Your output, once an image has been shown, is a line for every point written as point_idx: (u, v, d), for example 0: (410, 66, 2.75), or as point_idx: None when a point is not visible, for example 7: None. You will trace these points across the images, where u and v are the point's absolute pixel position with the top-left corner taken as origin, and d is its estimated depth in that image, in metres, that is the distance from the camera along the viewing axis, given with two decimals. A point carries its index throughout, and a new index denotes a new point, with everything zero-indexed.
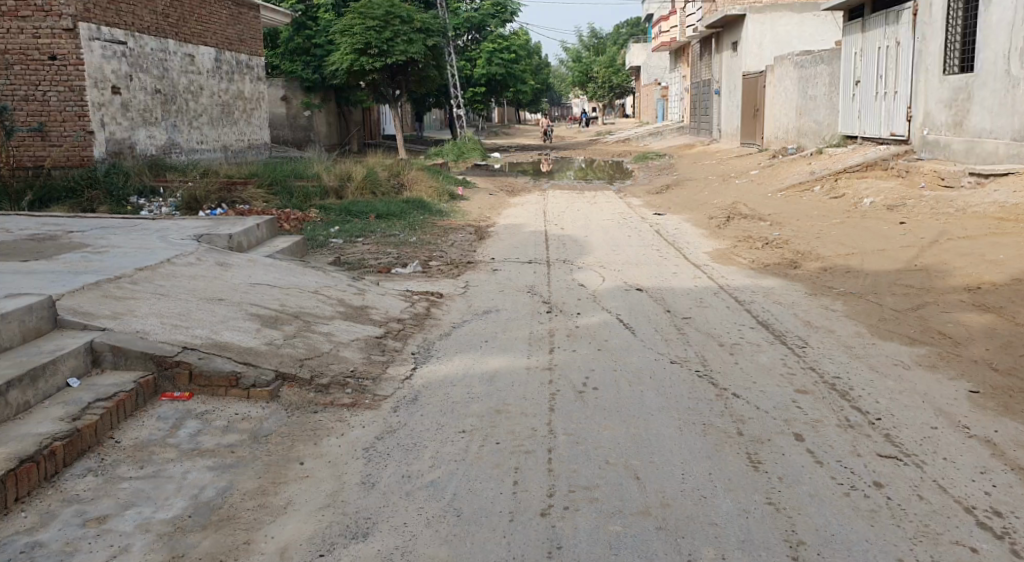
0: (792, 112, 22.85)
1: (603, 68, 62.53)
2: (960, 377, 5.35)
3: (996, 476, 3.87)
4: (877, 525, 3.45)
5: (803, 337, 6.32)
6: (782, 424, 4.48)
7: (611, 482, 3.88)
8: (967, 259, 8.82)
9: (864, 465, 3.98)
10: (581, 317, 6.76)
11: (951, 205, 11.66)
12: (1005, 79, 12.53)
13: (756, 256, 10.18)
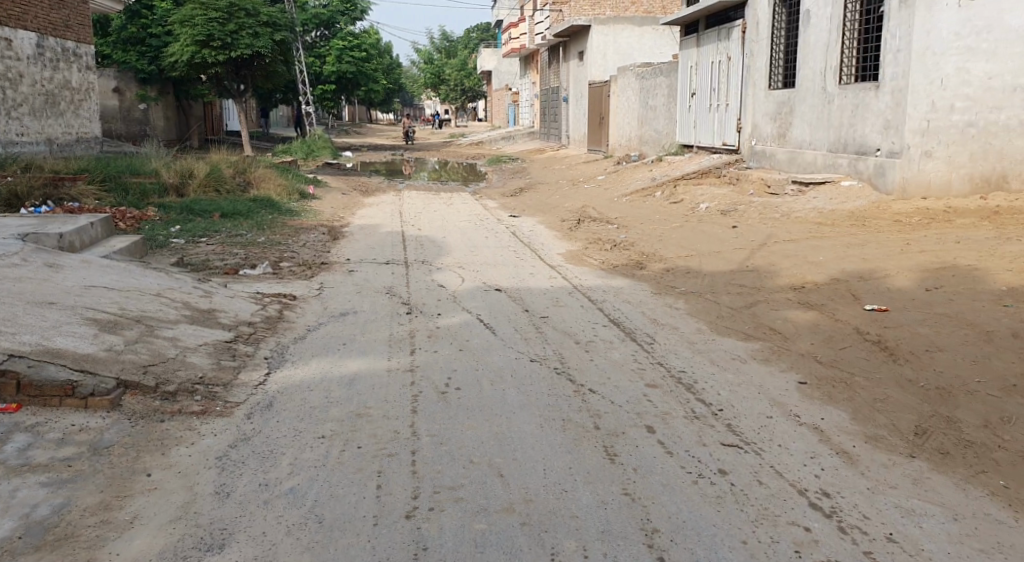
0: (635, 120, 23.87)
1: (453, 72, 62.91)
2: (790, 370, 5.79)
3: (823, 460, 4.22)
4: (723, 511, 3.66)
5: (651, 334, 6.62)
6: (636, 417, 4.68)
7: (475, 481, 3.92)
8: (793, 261, 9.54)
9: (710, 454, 4.23)
10: (440, 318, 6.78)
11: (777, 210, 12.57)
12: (821, 95, 13.62)
13: (605, 257, 10.57)
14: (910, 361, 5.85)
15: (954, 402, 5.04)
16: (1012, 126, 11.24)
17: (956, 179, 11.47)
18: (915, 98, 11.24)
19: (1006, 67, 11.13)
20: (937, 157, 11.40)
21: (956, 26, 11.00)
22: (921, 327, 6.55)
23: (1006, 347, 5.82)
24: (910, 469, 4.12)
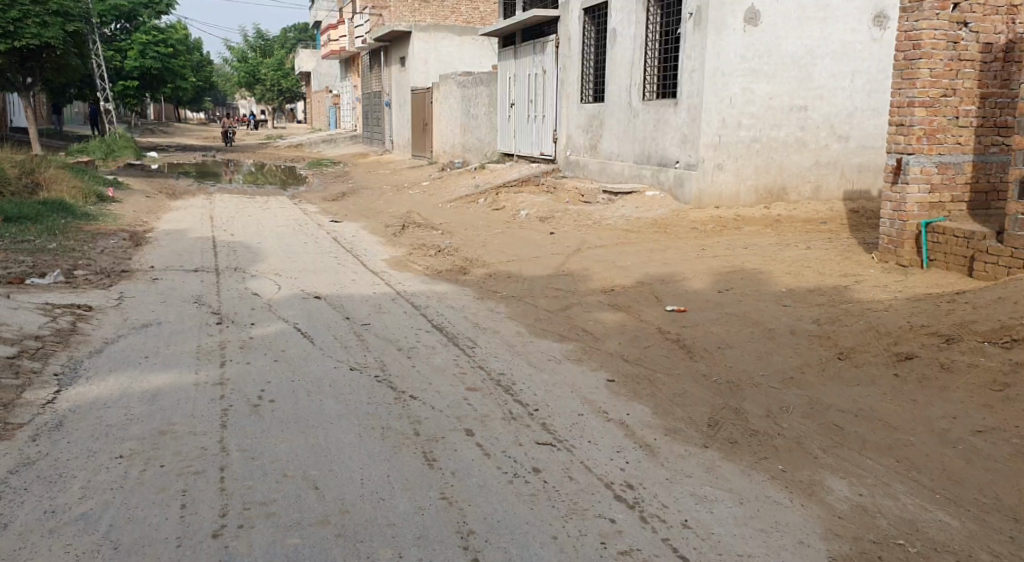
0: (457, 127, 24.16)
1: (270, 71, 60.91)
2: (600, 369, 6.08)
3: (629, 454, 4.47)
4: (536, 508, 3.79)
5: (472, 338, 6.74)
6: (455, 421, 4.75)
7: (289, 495, 3.83)
8: (604, 265, 10.02)
9: (525, 453, 4.37)
10: (254, 328, 6.56)
11: (591, 217, 13.13)
12: (628, 109, 14.38)
13: (428, 263, 10.62)
14: (705, 358, 6.32)
15: (742, 394, 5.49)
16: (790, 142, 12.49)
17: (744, 190, 12.52)
18: (709, 116, 12.08)
19: (784, 89, 12.31)
20: (728, 169, 12.37)
21: (741, 50, 12.00)
22: (714, 327, 7.09)
23: (785, 343, 6.41)
24: (705, 459, 4.45)
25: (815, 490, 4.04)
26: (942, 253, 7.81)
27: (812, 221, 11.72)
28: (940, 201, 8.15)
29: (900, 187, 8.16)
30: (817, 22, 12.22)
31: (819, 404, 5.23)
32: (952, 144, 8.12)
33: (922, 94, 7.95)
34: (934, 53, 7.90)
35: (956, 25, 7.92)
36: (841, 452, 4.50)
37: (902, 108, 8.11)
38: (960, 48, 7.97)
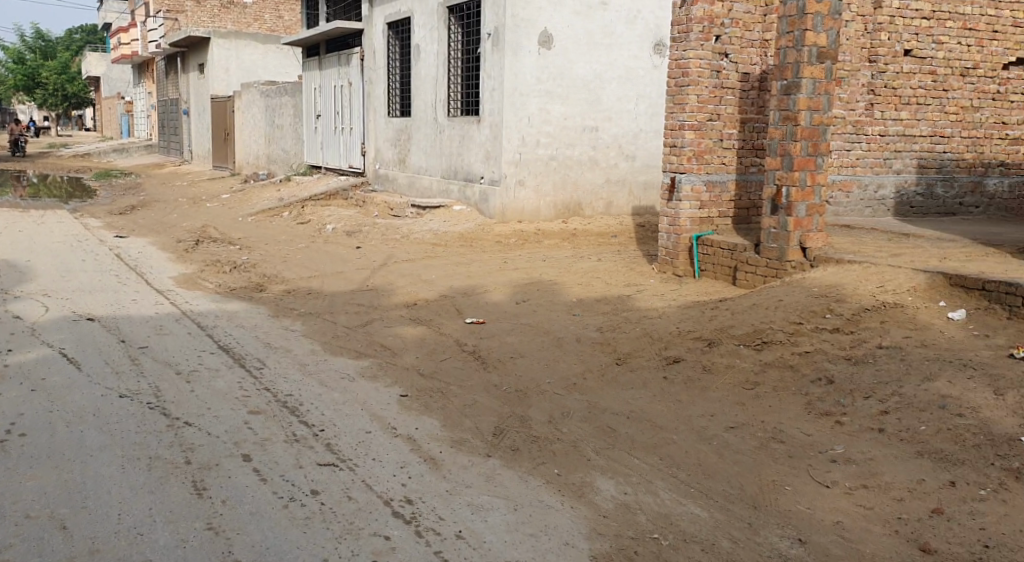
0: (261, 138, 23.37)
1: (53, 74, 56.06)
2: (392, 384, 6.07)
3: (412, 468, 4.49)
4: (309, 531, 3.72)
5: (261, 358, 6.52)
6: (231, 447, 4.58)
7: (31, 538, 3.54)
8: (408, 280, 10.02)
9: (304, 476, 4.28)
10: (12, 355, 6.00)
11: (397, 231, 13.10)
12: (433, 125, 14.53)
13: (222, 280, 10.16)
14: (496, 368, 6.47)
15: (528, 402, 5.68)
16: (583, 160, 13.09)
17: (544, 205, 12.96)
18: (509, 133, 12.46)
19: (577, 110, 12.91)
20: (527, 185, 12.78)
21: (536, 71, 12.47)
22: (509, 337, 7.29)
23: (571, 350, 6.71)
24: (486, 468, 4.56)
25: (585, 491, 4.25)
26: (711, 265, 8.51)
27: (604, 235, 12.35)
28: (709, 216, 8.88)
29: (674, 203, 8.81)
30: (603, 47, 12.92)
31: (597, 408, 5.50)
32: (717, 164, 8.87)
33: (691, 118, 8.63)
34: (700, 80, 8.60)
35: (718, 55, 8.66)
36: (613, 453, 4.76)
37: (674, 131, 8.76)
38: (722, 76, 8.72)
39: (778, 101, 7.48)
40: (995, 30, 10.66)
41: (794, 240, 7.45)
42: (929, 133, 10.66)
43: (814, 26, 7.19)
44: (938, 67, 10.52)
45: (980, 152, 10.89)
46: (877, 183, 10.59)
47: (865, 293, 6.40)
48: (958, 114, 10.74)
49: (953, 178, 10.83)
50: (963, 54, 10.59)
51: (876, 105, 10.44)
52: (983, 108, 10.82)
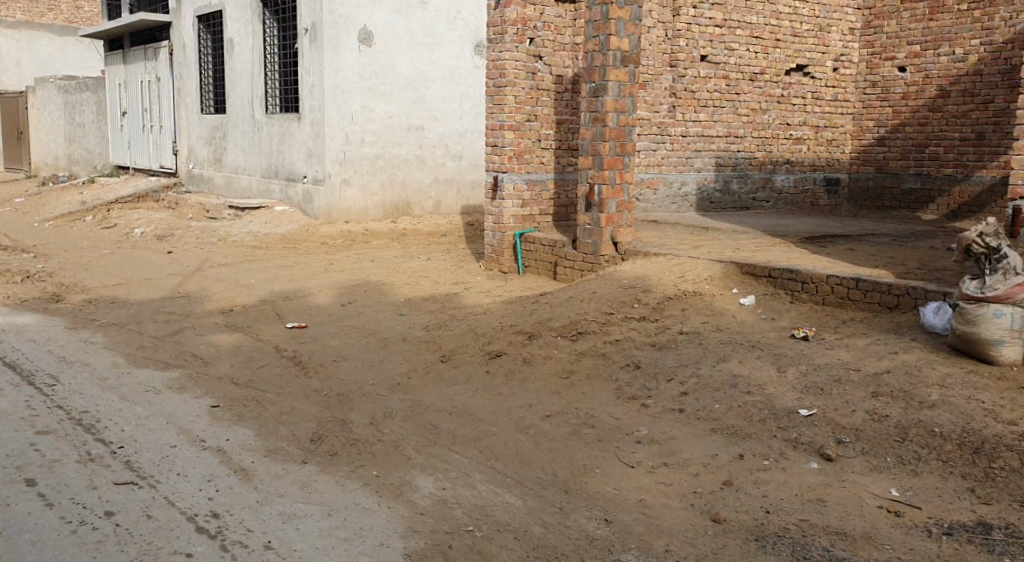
0: (61, 137, 21.63)
1: None
2: (204, 394, 5.80)
3: (220, 481, 4.30)
4: (101, 556, 3.48)
5: (54, 374, 6.03)
6: (13, 473, 4.21)
7: None
8: (225, 284, 9.60)
9: (97, 497, 4.00)
10: None
11: (213, 234, 12.50)
12: (251, 122, 13.98)
13: (12, 291, 9.32)
14: (317, 372, 6.33)
15: (348, 405, 5.59)
16: (410, 159, 13.01)
17: (371, 205, 12.77)
18: (332, 131, 12.22)
19: (400, 108, 12.82)
20: (353, 184, 12.56)
21: (357, 69, 12.30)
22: (331, 340, 7.15)
23: (395, 350, 6.67)
24: (301, 474, 4.44)
25: (402, 490, 4.24)
26: (534, 261, 8.76)
27: (434, 234, 12.36)
28: (531, 214, 9.11)
29: (498, 202, 8.98)
30: (424, 47, 12.91)
31: (418, 406, 5.50)
32: (537, 164, 9.09)
33: (510, 118, 8.81)
34: (517, 82, 8.79)
35: (532, 57, 8.88)
36: (431, 450, 4.77)
37: (494, 131, 8.92)
38: (537, 78, 8.95)
39: (588, 103, 7.77)
40: (778, 39, 11.59)
41: (607, 236, 7.78)
42: (725, 134, 11.44)
43: (617, 31, 7.51)
44: (731, 72, 11.32)
45: (769, 151, 11.81)
46: (680, 180, 11.26)
47: (669, 282, 6.81)
48: (749, 115, 11.59)
49: (746, 175, 11.69)
50: (751, 60, 11.44)
51: (678, 107, 11.08)
52: (770, 110, 11.74)
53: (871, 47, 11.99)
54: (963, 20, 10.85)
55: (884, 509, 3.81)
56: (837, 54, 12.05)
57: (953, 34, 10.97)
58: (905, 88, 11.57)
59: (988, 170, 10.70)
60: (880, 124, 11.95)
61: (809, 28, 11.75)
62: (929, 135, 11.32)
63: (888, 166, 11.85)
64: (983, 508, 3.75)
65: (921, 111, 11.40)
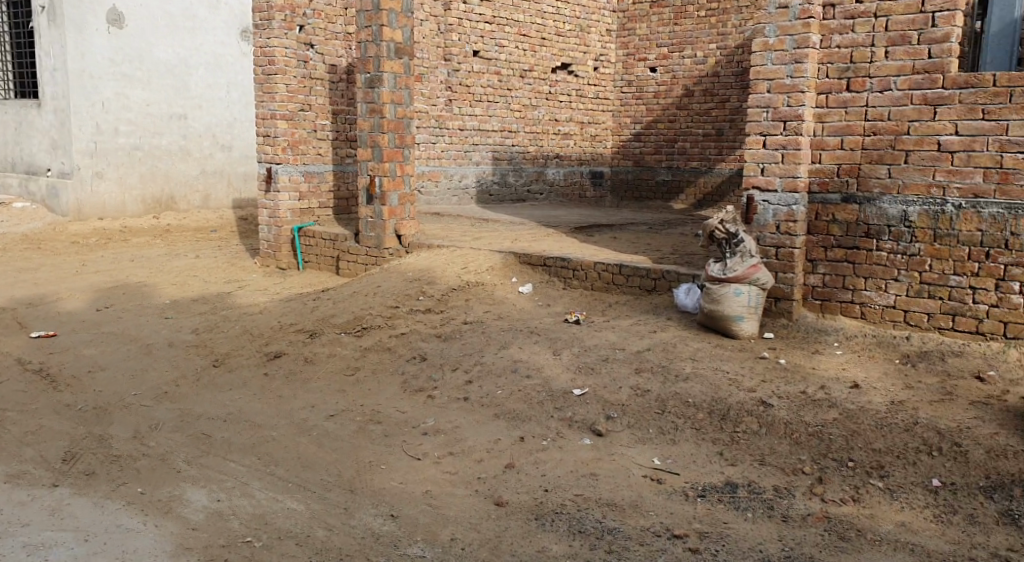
0: None
1: None
2: None
3: None
4: None
5: None
6: None
7: None
8: None
9: None
10: None
11: None
12: None
13: None
14: (71, 385, 5.78)
15: (108, 419, 5.14)
16: (173, 150, 12.15)
17: (129, 200, 11.76)
18: (79, 120, 11.14)
19: (160, 96, 11.96)
20: (108, 178, 11.52)
21: (108, 52, 11.35)
22: (87, 348, 6.55)
23: (162, 356, 6.24)
24: (51, 499, 4.04)
25: (171, 506, 3.98)
26: (314, 255, 8.60)
27: (203, 230, 11.68)
28: (309, 207, 8.88)
29: (272, 195, 8.68)
30: (185, 31, 12.15)
31: (189, 415, 5.18)
32: (313, 155, 8.85)
33: (281, 108, 8.50)
34: (287, 70, 8.50)
35: (303, 45, 8.61)
36: (204, 460, 4.52)
37: (266, 120, 8.58)
38: (309, 67, 8.69)
39: (363, 94, 7.66)
40: (543, 37, 12.07)
41: (389, 229, 7.73)
42: (500, 128, 11.76)
43: (389, 22, 7.46)
44: (502, 68, 11.65)
45: (540, 145, 12.29)
46: (459, 173, 11.42)
47: (451, 273, 6.90)
48: (520, 110, 11.99)
49: (520, 168, 12.09)
50: (520, 58, 11.83)
51: (453, 101, 11.23)
52: (539, 106, 12.22)
53: (626, 48, 12.79)
54: (703, 25, 11.84)
55: (648, 478, 4.10)
56: (597, 54, 12.76)
57: (695, 38, 11.94)
58: (656, 87, 12.44)
59: (727, 163, 11.75)
60: (637, 120, 12.77)
61: (572, 28, 12.34)
62: (678, 131, 12.24)
63: (644, 160, 12.68)
64: (730, 469, 4.15)
65: (671, 109, 12.29)
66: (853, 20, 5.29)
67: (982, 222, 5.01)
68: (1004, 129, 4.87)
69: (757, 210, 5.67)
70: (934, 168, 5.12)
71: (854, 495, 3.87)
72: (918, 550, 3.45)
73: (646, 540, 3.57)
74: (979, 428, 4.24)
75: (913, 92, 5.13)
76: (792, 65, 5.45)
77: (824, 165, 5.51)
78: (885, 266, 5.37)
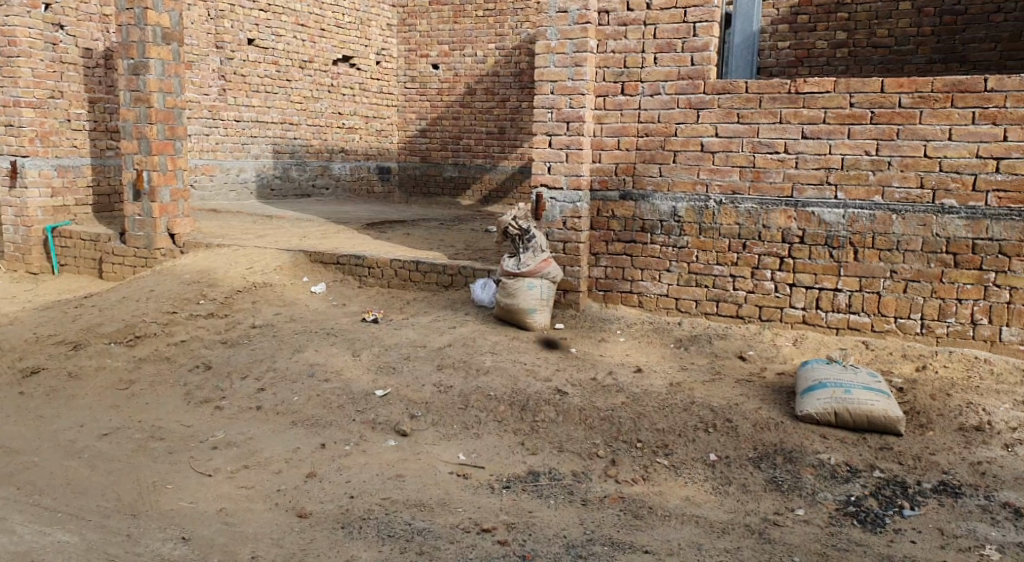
0: None
1: None
2: None
3: None
4: None
5: None
6: None
7: None
8: None
9: None
10: None
11: None
12: None
13: None
14: None
15: None
16: None
17: None
18: None
19: None
20: None
21: None
22: None
23: None
24: None
25: None
26: (71, 258, 7.84)
27: None
28: (63, 205, 8.04)
29: (19, 191, 7.77)
30: None
31: None
32: (67, 147, 8.02)
33: (26, 94, 7.62)
34: (32, 52, 7.62)
35: (51, 25, 7.75)
36: None
37: (7, 108, 7.64)
38: (59, 50, 7.83)
39: (126, 81, 7.04)
40: (322, 28, 11.72)
41: (161, 227, 7.19)
42: (279, 120, 11.29)
43: (154, 5, 6.91)
44: (279, 57, 11.18)
45: (324, 139, 11.96)
46: (237, 167, 10.83)
47: (236, 275, 6.55)
48: (301, 103, 11.58)
49: (303, 162, 11.70)
50: (298, 48, 11.42)
51: (228, 90, 10.62)
52: (321, 99, 11.87)
53: (407, 44, 12.76)
54: (481, 25, 12.05)
55: (454, 474, 4.13)
56: (378, 48, 12.60)
57: (474, 38, 12.14)
58: (439, 84, 12.53)
59: (509, 161, 12.06)
60: (421, 117, 12.80)
61: (351, 20, 12.10)
62: (462, 128, 12.39)
63: (431, 157, 12.76)
64: (531, 458, 4.27)
65: (454, 106, 12.42)
66: (625, 27, 5.61)
67: (739, 216, 5.49)
68: (755, 132, 5.36)
69: (545, 207, 5.88)
70: (698, 167, 5.55)
71: (644, 474, 4.13)
72: (703, 521, 3.74)
73: (456, 537, 3.59)
74: (747, 404, 4.67)
75: (679, 96, 5.52)
76: (573, 68, 5.69)
77: (604, 164, 5.81)
78: (659, 258, 5.77)
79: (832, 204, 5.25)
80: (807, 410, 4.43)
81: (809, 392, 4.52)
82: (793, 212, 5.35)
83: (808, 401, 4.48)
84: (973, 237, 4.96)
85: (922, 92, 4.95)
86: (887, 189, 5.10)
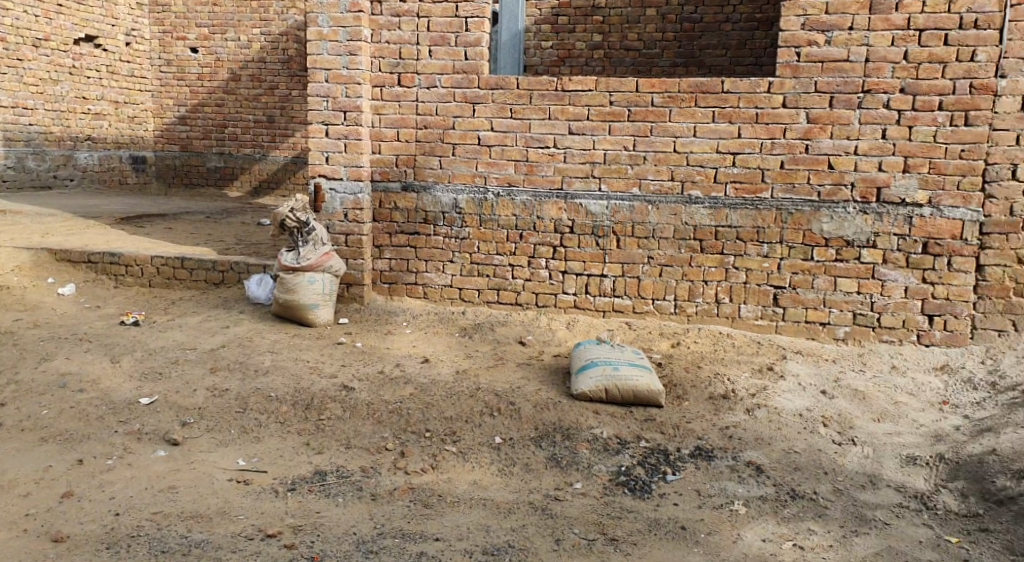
0: None
1: None
2: None
3: None
4: None
5: None
6: None
7: None
8: None
9: None
10: None
11: None
12: None
13: None
14: None
15: None
16: None
17: None
18: None
19: None
20: None
21: None
22: None
23: None
24: None
25: None
26: None
27: None
28: None
29: None
30: None
31: None
32: None
33: None
34: None
35: None
36: None
37: None
38: None
39: None
40: (59, 3, 10.60)
41: None
42: (9, 104, 10.10)
43: None
44: (7, 34, 9.96)
45: (65, 125, 10.85)
46: None
47: None
48: (36, 85, 10.42)
49: (41, 151, 10.53)
50: (30, 24, 10.24)
51: None
52: (61, 81, 10.75)
53: (161, 25, 11.87)
54: (243, 9, 11.48)
55: (233, 480, 3.94)
56: (127, 29, 11.61)
57: (236, 22, 11.54)
58: (199, 68, 11.80)
59: (280, 150, 11.69)
60: (179, 103, 11.99)
61: None
62: (226, 116, 11.80)
63: (192, 145, 12.02)
64: (317, 457, 4.18)
65: (217, 92, 11.79)
66: (399, 18, 5.61)
67: (515, 208, 5.68)
68: (527, 127, 5.58)
69: (325, 199, 5.78)
70: (476, 160, 5.68)
71: (432, 463, 4.18)
72: (489, 503, 3.86)
73: (238, 546, 3.44)
74: (527, 387, 4.87)
75: (455, 90, 5.62)
76: (347, 57, 5.60)
77: (383, 155, 5.79)
78: (440, 249, 5.84)
79: (597, 196, 5.58)
80: (582, 388, 4.72)
81: (584, 371, 4.81)
82: (563, 204, 5.62)
83: (582, 379, 4.76)
84: (715, 225, 5.47)
85: (671, 92, 5.39)
86: (643, 182, 5.52)
